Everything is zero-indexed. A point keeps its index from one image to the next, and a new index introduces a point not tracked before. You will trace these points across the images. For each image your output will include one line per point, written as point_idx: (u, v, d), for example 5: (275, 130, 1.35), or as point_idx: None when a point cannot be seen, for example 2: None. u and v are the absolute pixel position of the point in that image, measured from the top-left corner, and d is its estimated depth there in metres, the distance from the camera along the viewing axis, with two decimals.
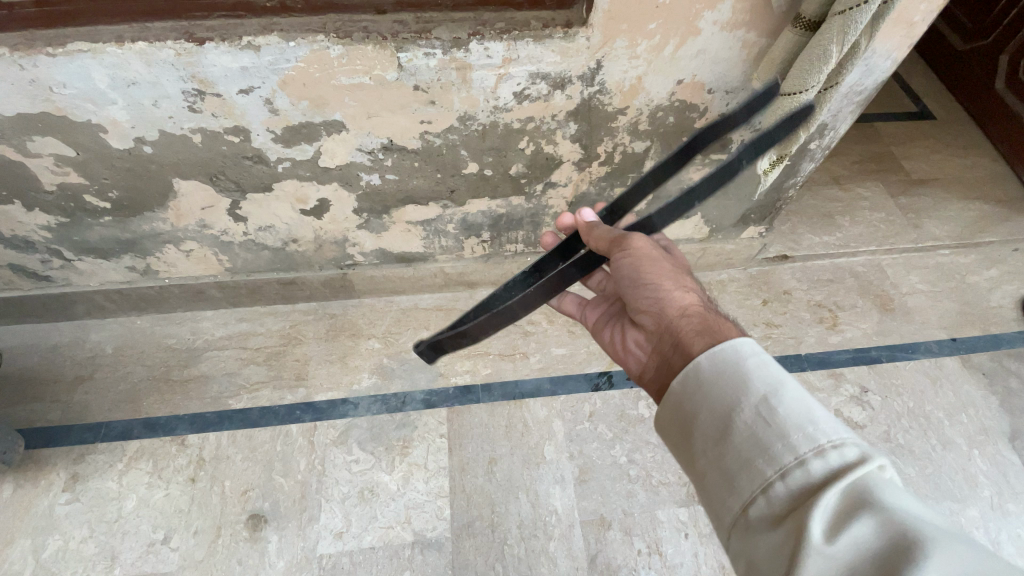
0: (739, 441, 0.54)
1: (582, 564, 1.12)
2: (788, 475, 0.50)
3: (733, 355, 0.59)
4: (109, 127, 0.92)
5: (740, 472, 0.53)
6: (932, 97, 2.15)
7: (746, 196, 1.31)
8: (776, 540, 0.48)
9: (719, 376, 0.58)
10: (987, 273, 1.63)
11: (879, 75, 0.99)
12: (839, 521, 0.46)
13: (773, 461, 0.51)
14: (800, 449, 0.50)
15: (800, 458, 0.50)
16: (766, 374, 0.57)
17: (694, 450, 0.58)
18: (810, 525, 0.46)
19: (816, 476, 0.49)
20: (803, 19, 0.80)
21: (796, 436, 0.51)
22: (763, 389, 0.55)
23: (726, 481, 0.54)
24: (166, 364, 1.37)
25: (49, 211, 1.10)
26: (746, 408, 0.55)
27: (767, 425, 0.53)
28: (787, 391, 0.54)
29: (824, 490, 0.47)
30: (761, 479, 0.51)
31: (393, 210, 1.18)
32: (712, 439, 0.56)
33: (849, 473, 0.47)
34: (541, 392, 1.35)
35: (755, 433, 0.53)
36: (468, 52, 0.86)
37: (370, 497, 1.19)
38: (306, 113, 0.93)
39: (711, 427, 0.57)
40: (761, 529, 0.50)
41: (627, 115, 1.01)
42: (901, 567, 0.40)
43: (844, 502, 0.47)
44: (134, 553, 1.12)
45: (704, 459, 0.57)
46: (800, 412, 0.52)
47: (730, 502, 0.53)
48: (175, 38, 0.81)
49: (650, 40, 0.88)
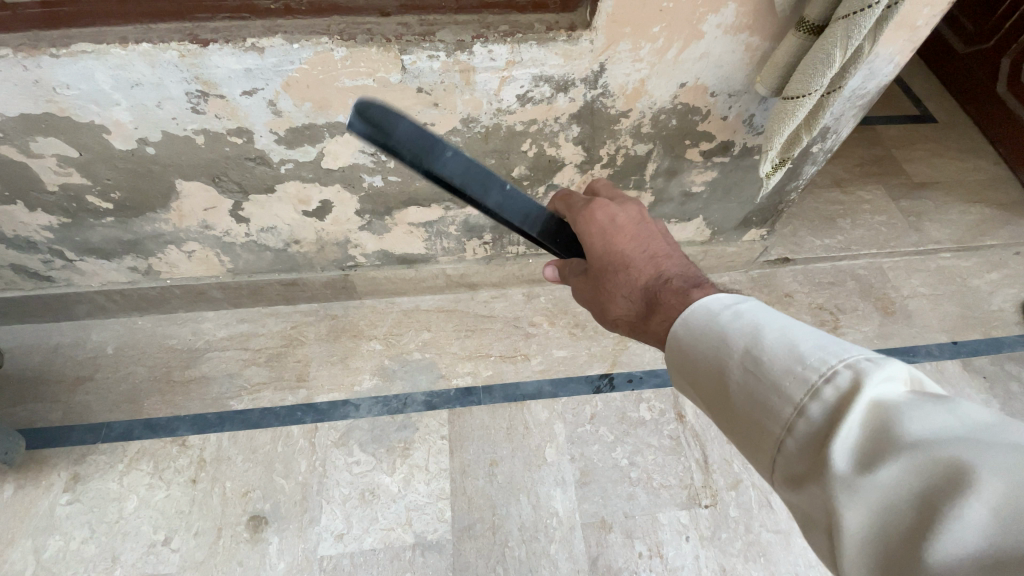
0: (740, 400, 0.51)
1: (583, 566, 1.12)
2: (793, 428, 0.46)
3: (705, 316, 0.57)
4: (112, 128, 0.92)
5: (752, 432, 0.50)
6: (933, 101, 2.15)
7: (748, 199, 1.31)
8: (808, 496, 0.45)
9: (700, 340, 0.56)
10: (989, 276, 1.63)
11: (881, 79, 0.99)
12: (864, 455, 0.42)
13: (775, 418, 0.48)
14: (795, 395, 0.46)
15: (798, 406, 0.46)
16: (743, 325, 0.54)
17: (713, 417, 0.56)
18: (834, 470, 0.42)
19: (819, 419, 0.45)
20: (806, 23, 0.80)
21: (787, 382, 0.47)
22: (743, 343, 0.52)
23: (745, 443, 0.51)
24: (167, 365, 1.37)
25: (51, 212, 1.10)
26: (734, 367, 0.52)
27: (759, 376, 0.50)
28: (767, 337, 0.51)
29: (833, 430, 0.43)
30: (771, 438, 0.48)
31: (395, 211, 1.18)
32: (719, 405, 0.54)
33: (850, 404, 0.43)
34: (542, 394, 1.35)
35: (750, 388, 0.50)
36: (471, 55, 0.86)
37: (370, 499, 1.19)
38: (309, 115, 0.94)
39: (714, 392, 0.54)
40: (791, 486, 0.47)
41: (629, 117, 1.01)
42: (941, 499, 0.37)
43: (866, 433, 0.43)
44: (134, 554, 1.12)
45: (722, 426, 0.55)
46: (785, 355, 0.49)
47: (760, 466, 0.50)
48: (179, 39, 0.81)
49: (653, 43, 0.88)
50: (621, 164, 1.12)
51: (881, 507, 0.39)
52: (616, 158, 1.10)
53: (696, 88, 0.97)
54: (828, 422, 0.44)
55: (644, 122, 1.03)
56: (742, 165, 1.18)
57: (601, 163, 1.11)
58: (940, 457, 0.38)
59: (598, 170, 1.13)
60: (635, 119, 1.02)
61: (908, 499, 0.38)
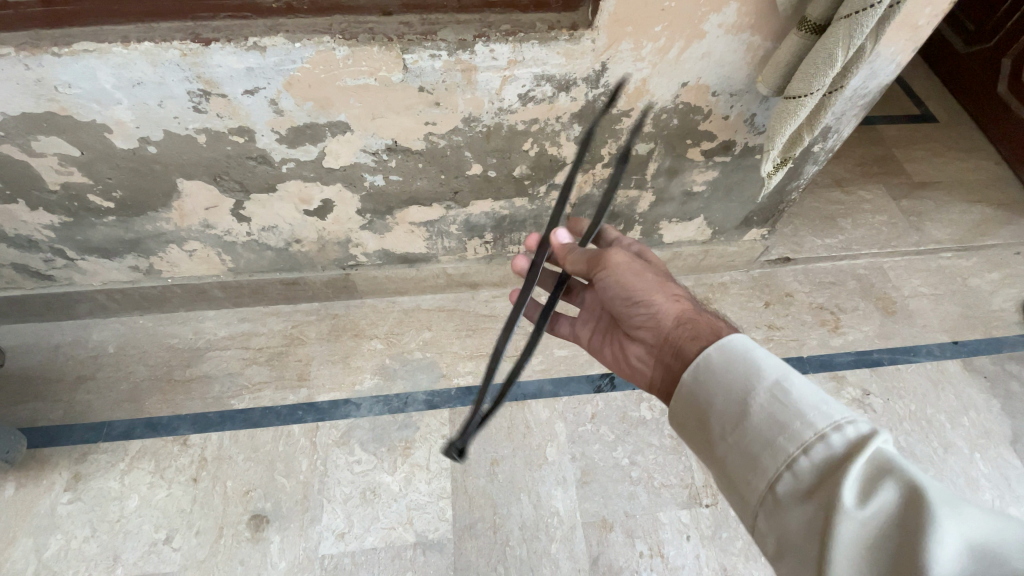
0: (758, 421, 0.57)
1: (584, 566, 1.12)
2: (809, 451, 0.53)
3: (739, 346, 0.64)
4: (114, 127, 0.92)
5: (761, 449, 0.56)
6: (934, 100, 2.15)
7: (749, 199, 1.31)
8: (807, 513, 0.52)
9: (730, 366, 0.62)
10: (989, 276, 1.63)
11: (883, 78, 0.99)
12: (864, 491, 0.49)
13: (793, 439, 0.54)
14: (817, 425, 0.54)
15: (819, 433, 0.53)
16: (773, 362, 0.61)
17: (714, 435, 0.61)
18: (842, 493, 0.49)
19: (836, 450, 0.52)
20: (808, 22, 0.80)
21: (813, 413, 0.55)
22: (774, 374, 0.59)
23: (748, 460, 0.57)
24: (168, 363, 1.37)
25: (52, 211, 1.10)
26: (760, 392, 0.58)
27: (783, 405, 0.56)
28: (795, 375, 0.59)
29: (848, 461, 0.51)
30: (783, 456, 0.54)
31: (396, 211, 1.18)
32: (729, 424, 0.60)
33: (867, 443, 0.51)
34: (543, 393, 1.35)
35: (772, 413, 0.57)
36: (473, 54, 0.86)
37: (372, 498, 1.19)
38: (311, 114, 0.94)
39: (729, 410, 0.60)
40: (789, 502, 0.53)
41: (631, 117, 1.01)
42: (922, 527, 0.45)
43: (867, 472, 0.50)
44: (136, 553, 1.12)
45: (722, 443, 0.60)
46: (812, 393, 0.56)
47: (756, 481, 0.56)
48: (181, 38, 0.81)
49: (655, 42, 0.88)
50: (623, 163, 1.12)
51: (874, 537, 0.47)
52: (618, 157, 1.10)
53: (698, 87, 0.97)
54: (844, 455, 0.52)
55: (645, 121, 1.03)
56: (743, 165, 1.19)
57: (603, 163, 1.11)
58: (926, 499, 0.46)
59: (600, 169, 1.13)
60: (637, 118, 1.02)
61: (897, 531, 0.46)
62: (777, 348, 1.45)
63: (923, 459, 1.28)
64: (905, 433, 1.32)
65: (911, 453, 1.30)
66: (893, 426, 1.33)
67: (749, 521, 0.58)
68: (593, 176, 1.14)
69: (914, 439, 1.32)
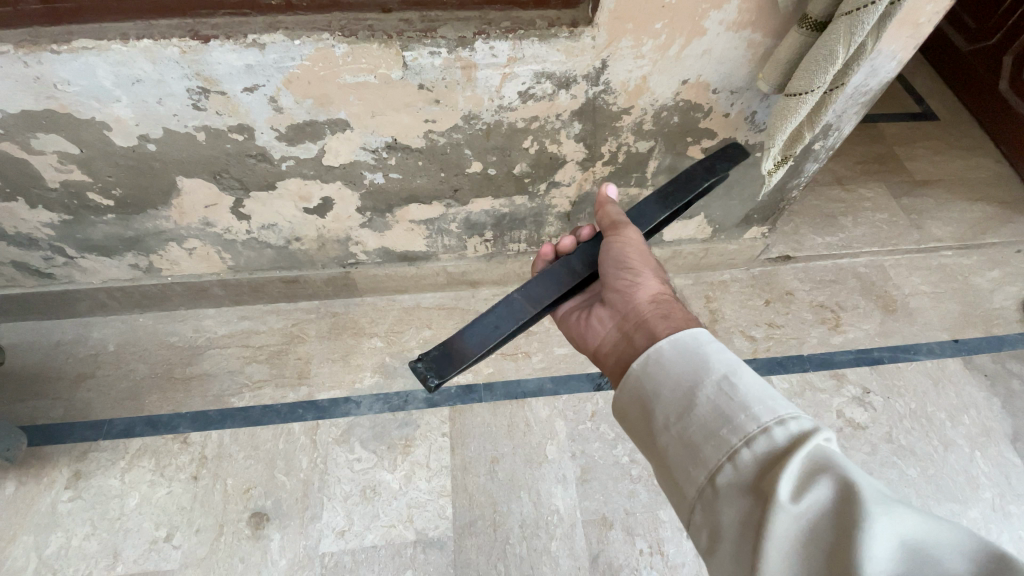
0: (703, 413, 0.56)
1: (584, 563, 1.12)
2: (751, 443, 0.52)
3: (694, 341, 0.64)
4: (113, 125, 0.92)
5: (705, 441, 0.55)
6: (935, 98, 2.15)
7: (750, 197, 1.30)
8: (744, 507, 0.50)
9: (682, 359, 0.62)
10: (990, 274, 1.62)
11: (884, 75, 0.99)
12: (801, 487, 0.48)
13: (737, 431, 0.53)
14: (762, 418, 0.53)
15: (763, 426, 0.53)
16: (724, 358, 0.61)
17: (660, 426, 0.60)
18: (779, 487, 0.48)
19: (778, 444, 0.52)
20: (809, 20, 0.80)
21: (757, 406, 0.54)
22: (723, 369, 0.59)
23: (690, 451, 0.56)
24: (168, 361, 1.37)
25: (52, 209, 1.10)
26: (708, 385, 0.58)
27: (730, 398, 0.56)
28: (744, 370, 0.59)
29: (788, 455, 0.50)
30: (725, 448, 0.53)
31: (396, 209, 1.18)
32: (675, 415, 0.59)
33: (809, 440, 0.50)
34: (543, 391, 1.35)
35: (718, 405, 0.56)
36: (473, 51, 0.86)
37: (372, 496, 1.19)
38: (311, 111, 0.93)
39: (677, 401, 0.59)
40: (725, 494, 0.52)
41: (631, 114, 1.01)
42: (853, 526, 0.44)
43: (806, 469, 0.49)
44: (136, 551, 1.12)
45: (665, 434, 0.59)
46: (759, 388, 0.56)
47: (696, 472, 0.55)
48: (180, 35, 0.81)
49: (656, 39, 0.88)
50: (623, 161, 1.12)
51: (806, 534, 0.46)
52: (618, 155, 1.10)
53: (698, 85, 0.97)
54: (785, 450, 0.51)
55: (646, 118, 1.02)
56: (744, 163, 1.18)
57: (603, 161, 1.11)
58: (862, 500, 0.45)
59: (600, 167, 1.12)
60: (637, 116, 1.02)
61: (832, 532, 0.45)
62: (777, 346, 1.45)
63: (923, 458, 1.29)
64: (905, 431, 1.32)
65: (911, 451, 1.30)
66: (893, 424, 1.33)
67: (684, 516, 0.56)
68: (593, 174, 1.14)
69: (915, 437, 1.32)
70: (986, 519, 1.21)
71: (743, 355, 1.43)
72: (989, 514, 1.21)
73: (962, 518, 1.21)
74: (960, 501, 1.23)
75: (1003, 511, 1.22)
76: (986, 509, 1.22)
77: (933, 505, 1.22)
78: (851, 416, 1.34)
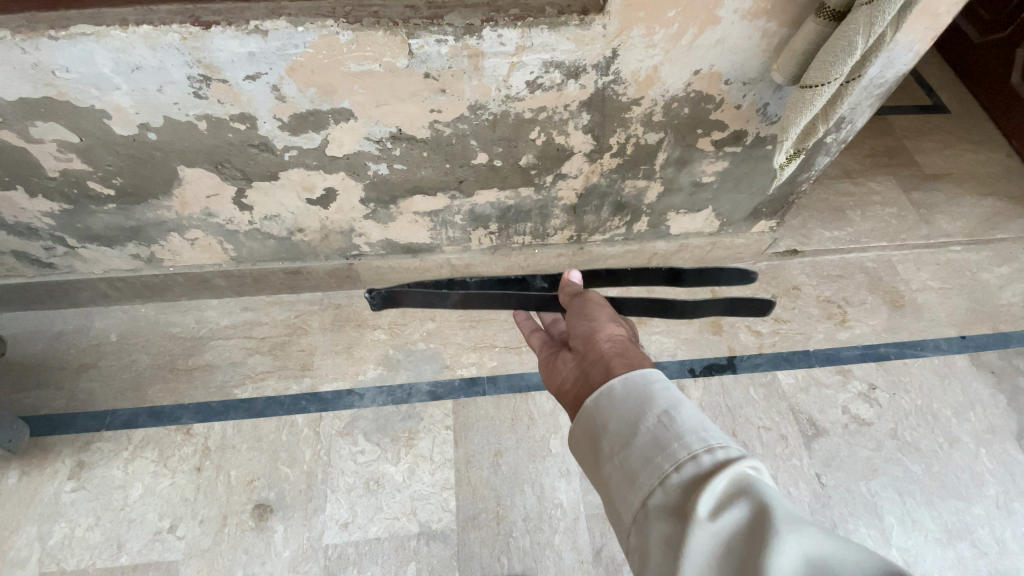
0: (642, 441, 0.58)
1: (587, 557, 1.12)
2: (681, 468, 0.55)
3: (642, 377, 0.64)
4: (113, 113, 0.91)
5: (642, 468, 0.57)
6: (945, 90, 2.11)
7: (759, 190, 1.28)
8: (670, 528, 0.52)
9: (627, 391, 0.63)
10: (999, 270, 1.60)
11: (899, 68, 0.97)
12: (721, 508, 0.51)
13: (669, 457, 0.56)
14: (693, 446, 0.55)
15: (692, 453, 0.55)
16: (667, 390, 0.62)
17: (603, 454, 0.62)
18: (699, 505, 0.51)
19: (705, 468, 0.54)
20: (826, 9, 0.77)
21: (690, 436, 0.56)
22: (665, 401, 0.60)
23: (628, 478, 0.58)
24: (171, 352, 1.37)
25: (52, 198, 1.08)
26: (648, 415, 0.60)
27: (666, 428, 0.58)
28: (685, 402, 0.60)
29: (714, 478, 0.52)
30: (657, 473, 0.56)
31: (400, 200, 1.16)
32: (616, 444, 0.60)
33: (733, 465, 0.53)
34: (547, 385, 1.34)
35: (655, 436, 0.58)
36: (480, 39, 0.83)
37: (375, 488, 1.19)
38: (313, 100, 0.92)
39: (619, 431, 0.61)
40: (655, 517, 0.54)
41: (641, 105, 0.99)
42: (763, 543, 0.47)
43: (728, 492, 0.52)
44: (140, 541, 1.12)
45: (608, 462, 0.60)
46: (694, 419, 0.58)
47: (632, 498, 0.56)
48: (180, 21, 0.78)
49: (668, 28, 0.85)
50: (631, 153, 1.10)
51: (721, 550, 0.49)
52: (626, 146, 1.08)
53: (710, 75, 0.95)
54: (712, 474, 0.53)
55: (656, 110, 1.00)
56: (753, 155, 1.16)
57: (611, 152, 1.09)
58: (775, 519, 0.48)
59: (608, 159, 1.10)
60: (647, 107, 1.00)
61: (744, 548, 0.48)
62: (783, 342, 1.44)
63: (928, 454, 1.28)
64: (911, 428, 1.32)
65: (916, 447, 1.29)
66: (899, 420, 1.33)
67: (622, 542, 0.58)
68: (600, 166, 1.12)
69: (920, 433, 1.31)
70: (990, 515, 1.21)
71: (749, 350, 1.42)
72: (993, 512, 1.21)
73: (966, 515, 1.21)
74: (965, 498, 1.23)
75: (1007, 508, 1.22)
76: (990, 506, 1.22)
77: (937, 501, 1.22)
78: (856, 412, 1.34)
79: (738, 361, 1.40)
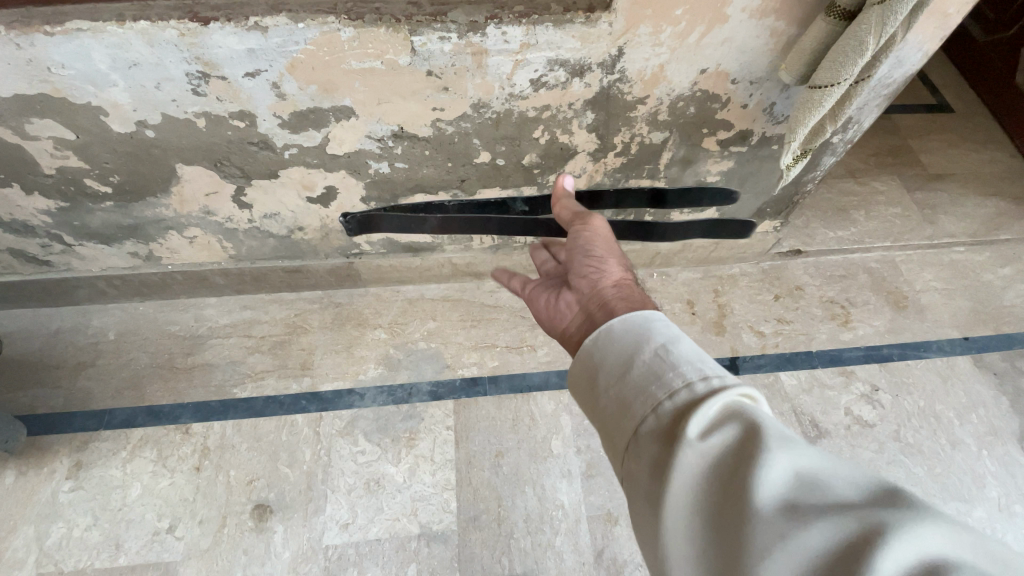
0: (638, 373, 0.57)
1: (588, 559, 1.12)
2: (676, 397, 0.53)
3: (642, 319, 0.62)
4: (111, 110, 0.89)
5: (636, 396, 0.56)
6: (950, 89, 2.10)
7: (764, 190, 1.27)
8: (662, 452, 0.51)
9: (625, 331, 0.62)
10: (1003, 271, 1.60)
11: (908, 67, 0.95)
12: (712, 430, 0.50)
13: (664, 386, 0.54)
14: (689, 375, 0.54)
15: (688, 381, 0.53)
16: (666, 329, 0.60)
17: (598, 386, 0.60)
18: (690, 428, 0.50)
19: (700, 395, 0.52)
20: (838, 8, 0.76)
21: (687, 366, 0.55)
22: (663, 337, 0.59)
23: (623, 408, 0.56)
24: (169, 351, 1.36)
25: (48, 195, 1.07)
26: (646, 349, 0.58)
27: (663, 360, 0.56)
28: (684, 339, 0.58)
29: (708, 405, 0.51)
30: (651, 401, 0.54)
31: (402, 199, 1.15)
32: (612, 377, 0.59)
33: (728, 392, 0.51)
34: (548, 385, 1.33)
35: (651, 367, 0.56)
36: (484, 36, 0.82)
37: (375, 489, 1.18)
38: (314, 98, 0.90)
39: (616, 364, 0.59)
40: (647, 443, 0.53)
41: (647, 104, 0.98)
42: (752, 463, 0.47)
43: (720, 416, 0.51)
44: (139, 541, 1.12)
45: (604, 395, 0.59)
46: (691, 352, 0.56)
47: (626, 426, 0.55)
48: (178, 17, 0.77)
49: (675, 26, 0.84)
50: (636, 152, 1.08)
51: (709, 470, 0.48)
52: (630, 146, 1.07)
53: (716, 74, 0.93)
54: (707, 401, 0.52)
55: (661, 109, 0.99)
56: (758, 155, 1.15)
57: (614, 151, 1.08)
58: (765, 440, 0.48)
59: (611, 158, 1.09)
60: (652, 106, 0.98)
61: (733, 468, 0.47)
62: (786, 342, 1.43)
63: (931, 456, 1.28)
64: (913, 429, 1.31)
65: (918, 449, 1.29)
66: (901, 422, 1.32)
67: (616, 472, 0.57)
68: (604, 165, 1.11)
69: (922, 435, 1.31)
70: (992, 518, 1.20)
71: (751, 350, 1.41)
72: (995, 514, 1.21)
73: (968, 517, 1.20)
74: (967, 500, 1.22)
75: (1009, 511, 1.21)
76: (993, 509, 1.21)
77: (938, 503, 1.22)
78: (859, 414, 1.33)
79: (740, 362, 1.39)
